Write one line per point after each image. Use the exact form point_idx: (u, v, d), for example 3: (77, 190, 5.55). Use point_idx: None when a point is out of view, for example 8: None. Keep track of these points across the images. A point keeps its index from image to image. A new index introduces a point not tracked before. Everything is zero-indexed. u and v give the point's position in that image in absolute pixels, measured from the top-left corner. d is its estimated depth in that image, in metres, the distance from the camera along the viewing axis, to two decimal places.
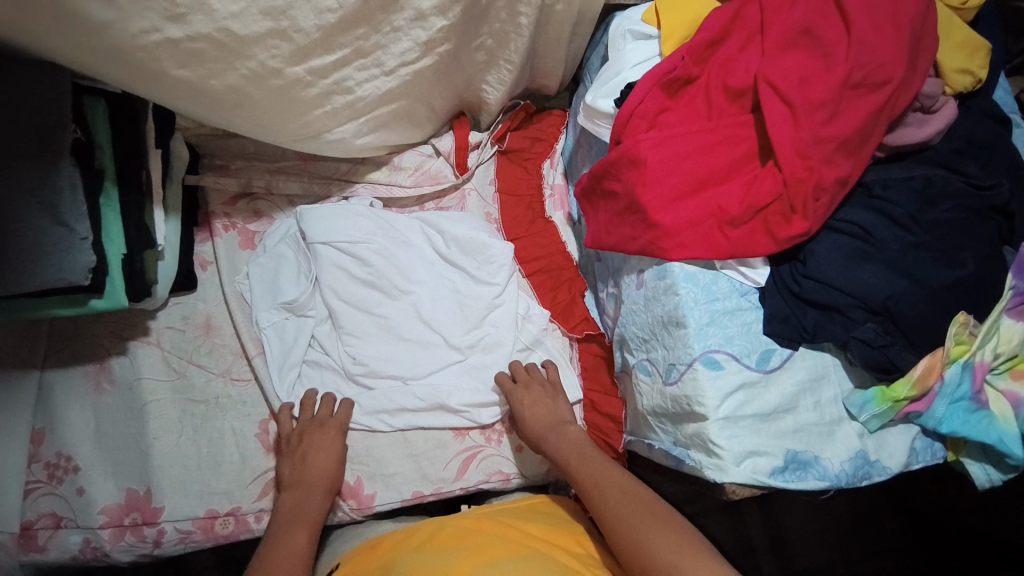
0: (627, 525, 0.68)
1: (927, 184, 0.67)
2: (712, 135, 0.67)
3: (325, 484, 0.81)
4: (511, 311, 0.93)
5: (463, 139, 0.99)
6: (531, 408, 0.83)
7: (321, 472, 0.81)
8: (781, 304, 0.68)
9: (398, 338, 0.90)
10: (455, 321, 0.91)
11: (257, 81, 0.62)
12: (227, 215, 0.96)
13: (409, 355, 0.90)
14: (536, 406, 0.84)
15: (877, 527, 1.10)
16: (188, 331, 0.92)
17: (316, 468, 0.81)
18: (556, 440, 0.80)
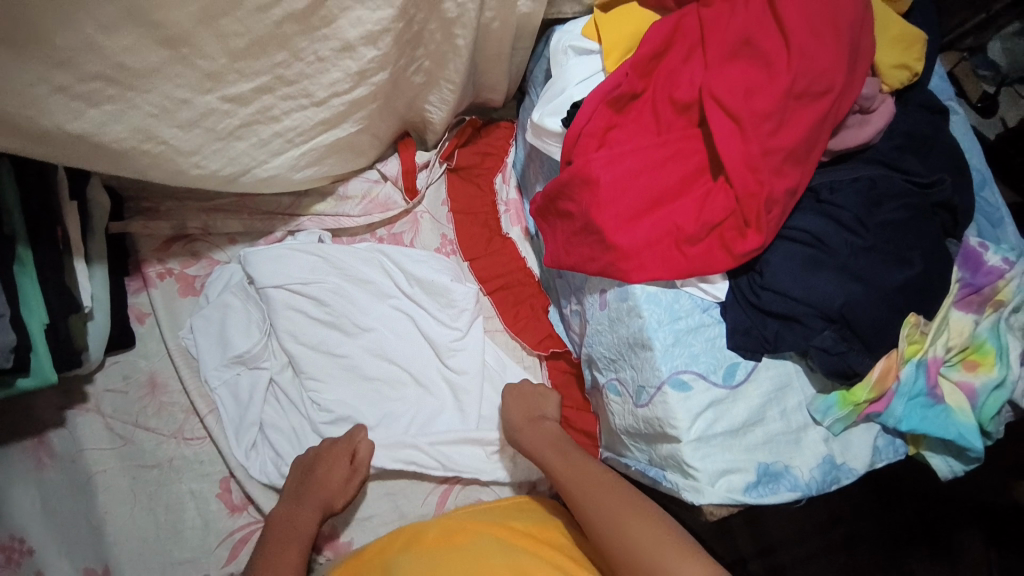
0: (597, 515, 0.67)
1: (871, 185, 0.68)
2: (661, 151, 0.66)
3: (323, 499, 0.76)
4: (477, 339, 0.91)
5: (409, 162, 0.94)
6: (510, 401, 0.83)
7: (324, 488, 0.76)
8: (742, 317, 0.67)
9: (360, 378, 0.87)
10: (418, 356, 0.89)
11: (166, 116, 0.56)
12: (161, 261, 0.90)
13: (375, 395, 0.87)
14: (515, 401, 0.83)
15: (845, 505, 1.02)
16: (131, 392, 0.86)
17: (318, 482, 0.76)
18: (533, 433, 0.79)
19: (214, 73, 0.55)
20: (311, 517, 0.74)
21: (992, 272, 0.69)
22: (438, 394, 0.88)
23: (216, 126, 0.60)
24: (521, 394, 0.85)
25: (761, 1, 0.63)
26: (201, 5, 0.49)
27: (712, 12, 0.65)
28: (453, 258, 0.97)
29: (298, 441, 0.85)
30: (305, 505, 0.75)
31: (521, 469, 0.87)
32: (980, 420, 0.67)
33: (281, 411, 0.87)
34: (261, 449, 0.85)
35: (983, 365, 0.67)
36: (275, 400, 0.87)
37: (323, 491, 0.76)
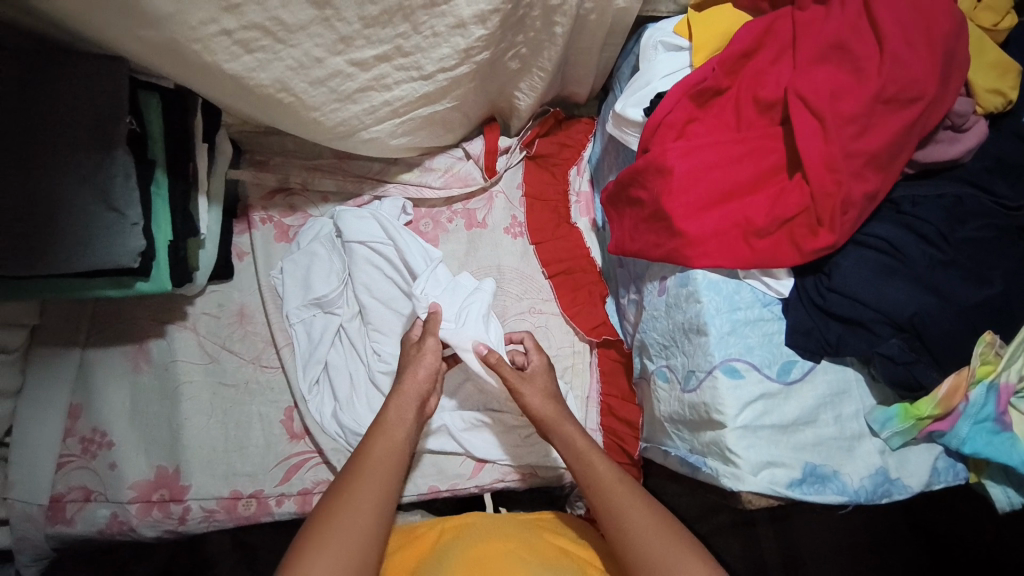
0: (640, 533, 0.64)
1: (957, 202, 0.67)
2: (740, 146, 0.68)
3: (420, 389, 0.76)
4: (529, 319, 0.96)
5: (493, 143, 1.01)
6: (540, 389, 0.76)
7: (420, 378, 0.77)
8: (804, 316, 0.68)
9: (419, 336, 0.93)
10: None
11: (301, 71, 0.64)
12: (265, 209, 1.01)
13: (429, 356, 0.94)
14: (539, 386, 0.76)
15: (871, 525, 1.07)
16: (222, 317, 0.96)
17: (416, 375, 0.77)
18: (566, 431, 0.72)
19: (346, 37, 0.63)
20: (412, 410, 0.74)
21: None
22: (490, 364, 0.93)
23: (339, 87, 0.68)
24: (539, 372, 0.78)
25: (857, 8, 0.65)
26: None
27: (807, 17, 0.67)
28: (520, 240, 1.01)
29: (356, 386, 0.92)
30: (402, 396, 0.75)
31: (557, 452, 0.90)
32: None
33: (345, 356, 0.94)
34: (323, 386, 0.93)
35: None
36: (342, 345, 0.95)
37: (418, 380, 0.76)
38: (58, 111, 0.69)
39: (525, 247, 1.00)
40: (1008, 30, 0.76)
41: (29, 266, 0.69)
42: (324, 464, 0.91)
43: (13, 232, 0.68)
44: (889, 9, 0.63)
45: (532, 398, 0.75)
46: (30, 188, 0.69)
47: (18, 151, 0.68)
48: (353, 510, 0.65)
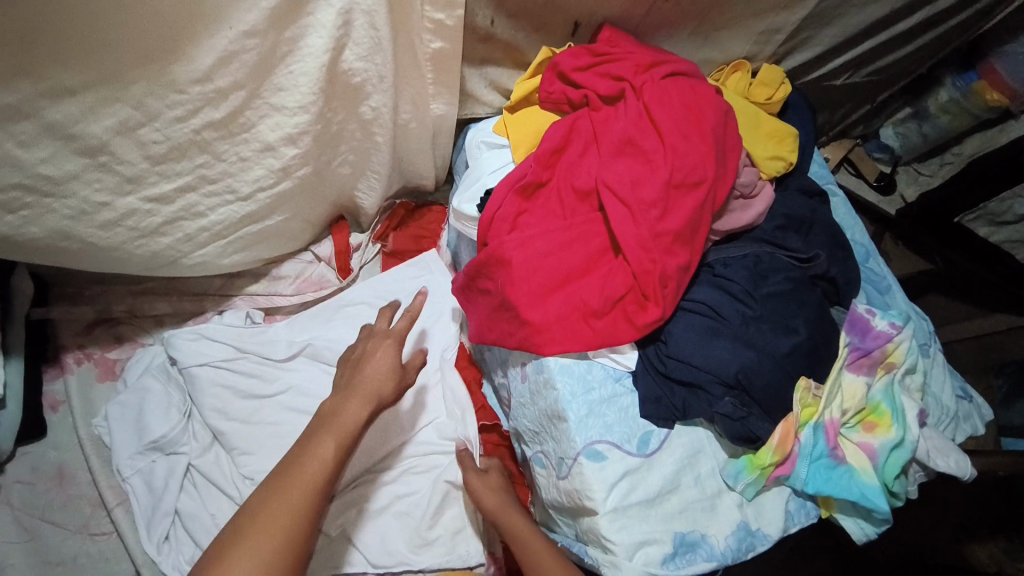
0: None
1: (757, 262, 0.76)
2: (567, 233, 0.72)
3: (373, 390, 0.66)
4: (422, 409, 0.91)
5: (343, 243, 0.99)
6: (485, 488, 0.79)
7: (372, 379, 0.67)
8: (652, 386, 0.71)
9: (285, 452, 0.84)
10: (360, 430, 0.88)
11: (84, 218, 0.59)
12: (82, 346, 0.89)
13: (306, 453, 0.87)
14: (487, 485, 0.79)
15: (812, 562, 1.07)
16: (39, 483, 0.81)
17: (367, 376, 0.67)
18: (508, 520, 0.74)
19: (133, 176, 0.58)
20: (362, 411, 0.64)
21: (880, 336, 0.75)
22: (379, 464, 0.87)
23: (139, 225, 0.63)
24: (491, 480, 0.80)
25: (638, 106, 0.72)
26: (118, 119, 0.53)
27: (601, 116, 0.74)
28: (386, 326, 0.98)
29: (222, 527, 0.81)
30: (355, 399, 0.65)
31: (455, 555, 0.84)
32: (885, 480, 0.69)
33: (203, 491, 0.84)
34: (176, 541, 0.81)
35: (881, 426, 0.70)
36: (192, 489, 0.84)
37: (365, 385, 0.66)
38: None
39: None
40: (784, 98, 0.89)
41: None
42: None
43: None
44: (663, 105, 0.71)
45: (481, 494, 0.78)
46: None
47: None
48: (264, 533, 0.54)
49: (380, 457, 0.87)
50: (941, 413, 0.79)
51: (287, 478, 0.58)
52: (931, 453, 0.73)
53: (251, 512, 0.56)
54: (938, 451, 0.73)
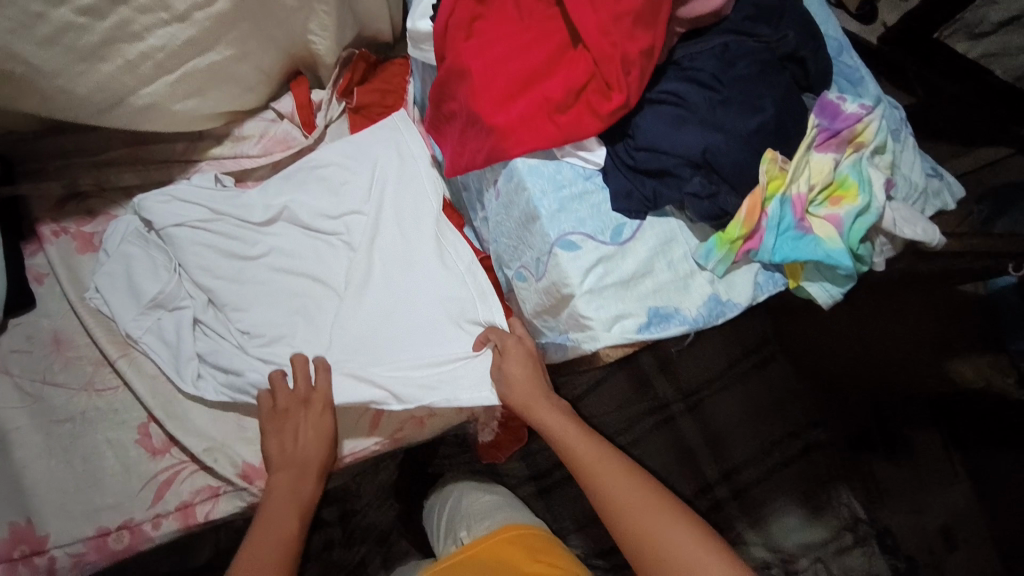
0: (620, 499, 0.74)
1: (725, 49, 0.74)
2: (527, 33, 0.70)
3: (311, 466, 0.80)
4: (418, 249, 0.93)
5: (303, 97, 0.95)
6: (514, 374, 0.82)
7: (303, 455, 0.80)
8: (623, 180, 0.71)
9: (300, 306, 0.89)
10: (357, 273, 0.91)
11: (22, 32, 0.57)
12: (57, 220, 0.88)
13: (302, 307, 0.90)
14: (515, 371, 0.82)
15: (795, 401, 1.32)
16: (36, 350, 0.84)
17: (304, 451, 0.80)
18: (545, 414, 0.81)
19: None
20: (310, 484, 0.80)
21: (849, 117, 0.74)
22: (379, 299, 0.90)
23: (76, 44, 0.61)
24: (516, 374, 0.82)
25: None
26: None
27: None
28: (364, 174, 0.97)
29: (238, 361, 0.85)
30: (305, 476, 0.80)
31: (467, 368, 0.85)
32: (850, 245, 0.70)
33: (211, 340, 0.87)
34: (207, 377, 0.85)
35: (846, 198, 0.72)
36: (203, 337, 0.87)
37: (309, 459, 0.80)
38: None
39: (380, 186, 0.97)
40: None
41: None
42: (202, 470, 0.83)
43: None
44: None
45: (507, 386, 0.83)
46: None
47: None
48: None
49: (377, 295, 0.90)
50: (910, 190, 0.81)
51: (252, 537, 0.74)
52: (898, 223, 0.73)
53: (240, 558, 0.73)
54: (907, 220, 0.74)
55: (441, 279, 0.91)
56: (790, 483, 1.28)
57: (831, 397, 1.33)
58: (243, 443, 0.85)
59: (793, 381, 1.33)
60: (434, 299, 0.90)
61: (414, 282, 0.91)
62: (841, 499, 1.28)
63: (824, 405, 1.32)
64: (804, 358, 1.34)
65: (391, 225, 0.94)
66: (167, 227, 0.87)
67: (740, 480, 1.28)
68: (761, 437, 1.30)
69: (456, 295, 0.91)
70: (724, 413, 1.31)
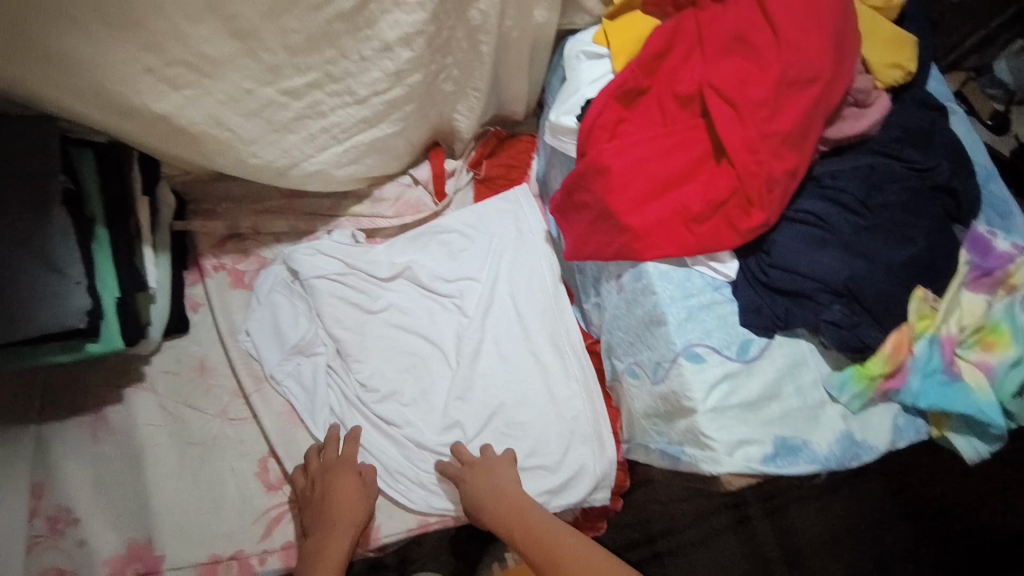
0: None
1: (872, 171, 0.71)
2: (668, 140, 0.72)
3: (350, 520, 0.85)
4: (528, 332, 1.01)
5: (439, 167, 1.03)
6: (472, 476, 0.89)
7: (347, 510, 0.85)
8: (753, 295, 0.70)
9: (422, 368, 0.98)
10: (469, 341, 1.00)
11: (232, 104, 0.65)
12: (216, 256, 1.01)
13: (415, 363, 0.99)
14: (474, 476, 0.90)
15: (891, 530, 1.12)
16: (183, 373, 0.96)
17: (337, 507, 0.85)
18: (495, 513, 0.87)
19: (275, 67, 0.64)
20: (346, 539, 0.83)
21: (1003, 256, 0.70)
22: (489, 371, 0.98)
23: (272, 117, 0.69)
24: (475, 470, 0.90)
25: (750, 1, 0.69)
26: (267, 5, 0.57)
27: (708, 16, 0.71)
28: (484, 245, 1.04)
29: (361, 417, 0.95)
30: (341, 528, 0.84)
31: (572, 459, 0.96)
32: (1000, 399, 0.66)
33: (342, 386, 0.97)
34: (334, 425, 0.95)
35: (1000, 346, 0.66)
36: (331, 384, 0.97)
37: (347, 516, 0.85)
38: None
39: (498, 256, 1.04)
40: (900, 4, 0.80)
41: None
42: None
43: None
44: None
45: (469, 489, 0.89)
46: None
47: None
48: None
49: (479, 367, 0.98)
50: None
51: None
52: None
53: None
54: None
55: (544, 363, 0.99)
56: None
57: (938, 532, 1.11)
58: None
59: (884, 501, 1.13)
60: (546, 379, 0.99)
61: (530, 363, 1.00)
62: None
63: (925, 537, 1.11)
64: (902, 477, 1.15)
65: (508, 302, 1.02)
66: (314, 279, 0.97)
67: None
68: (842, 560, 1.11)
69: (564, 382, 0.99)
70: (806, 524, 1.13)
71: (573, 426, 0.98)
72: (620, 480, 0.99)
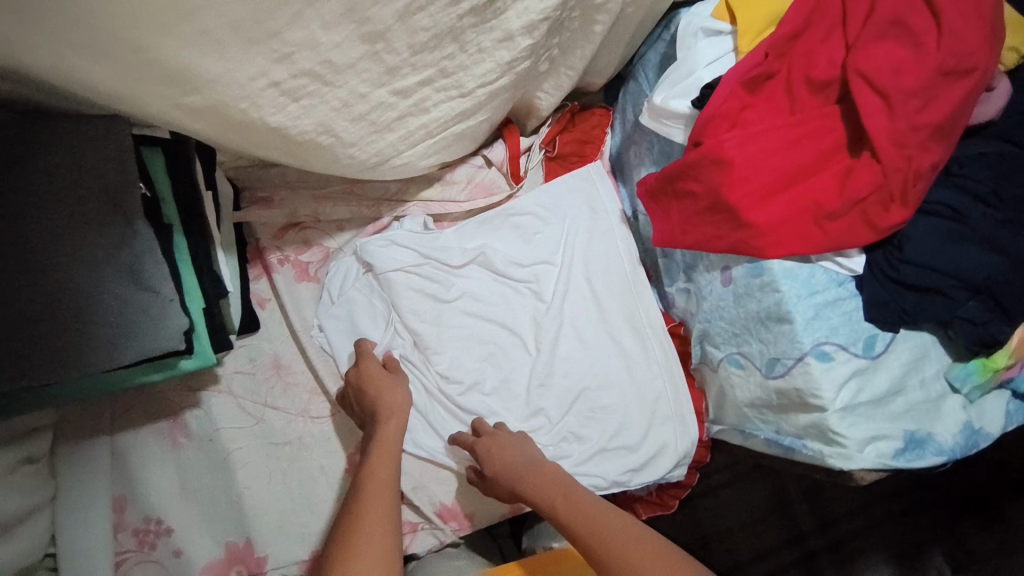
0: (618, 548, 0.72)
1: (1000, 159, 0.69)
2: (798, 129, 0.68)
3: (394, 407, 0.83)
4: (608, 318, 0.98)
5: (515, 146, 0.99)
6: (499, 454, 0.84)
7: (389, 397, 0.84)
8: (879, 290, 0.69)
9: (498, 357, 0.94)
10: (546, 326, 0.96)
11: (343, 110, 0.58)
12: (280, 248, 0.96)
13: (494, 352, 0.95)
14: (507, 452, 0.84)
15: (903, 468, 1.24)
16: (258, 373, 0.92)
17: (382, 396, 0.84)
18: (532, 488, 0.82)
19: (393, 67, 0.57)
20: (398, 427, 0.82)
21: None
22: (570, 357, 0.96)
23: (378, 119, 0.63)
24: (502, 445, 0.85)
25: None
26: (405, 2, 0.51)
27: None
28: (557, 225, 1.00)
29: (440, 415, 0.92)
30: (393, 416, 0.83)
31: (657, 435, 0.95)
32: None
33: (421, 370, 0.93)
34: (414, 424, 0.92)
35: None
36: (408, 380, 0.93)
37: (391, 398, 0.84)
38: (50, 180, 0.61)
39: (571, 238, 0.99)
40: None
41: (38, 381, 0.60)
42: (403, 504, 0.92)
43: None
44: None
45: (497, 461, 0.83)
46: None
47: None
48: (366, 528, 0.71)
49: (564, 357, 0.95)
50: None
51: (364, 488, 0.75)
52: None
53: (360, 503, 0.74)
54: None
55: (622, 346, 0.97)
56: (882, 543, 1.22)
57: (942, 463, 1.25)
58: (439, 484, 0.92)
59: None
60: (629, 362, 0.96)
61: (611, 348, 0.97)
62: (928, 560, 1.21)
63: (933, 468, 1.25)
64: None
65: (587, 288, 0.99)
66: (391, 275, 0.92)
67: (835, 532, 1.23)
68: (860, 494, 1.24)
69: (643, 363, 0.97)
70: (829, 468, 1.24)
71: (656, 410, 0.95)
72: (699, 457, 1.01)
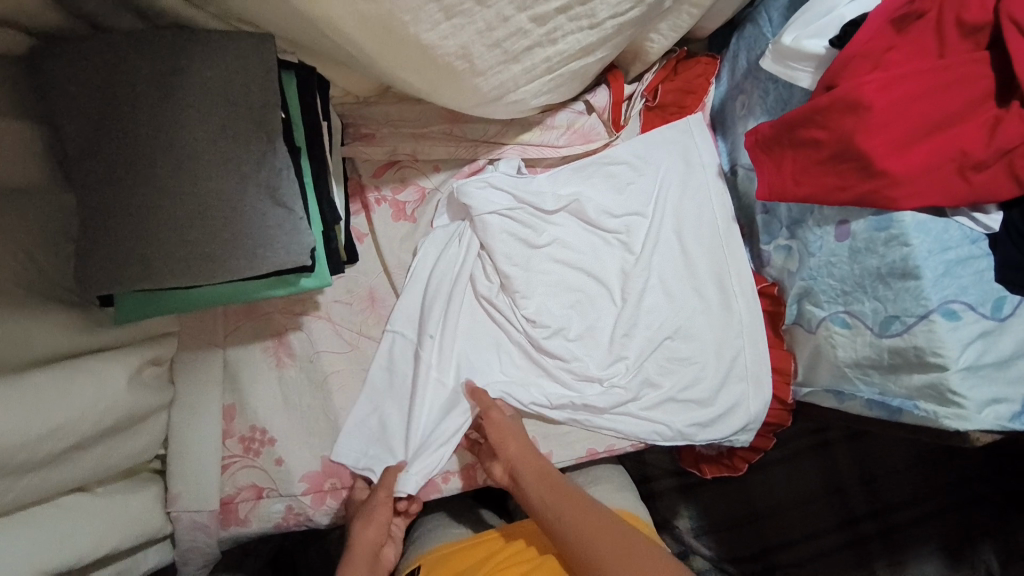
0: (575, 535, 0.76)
1: None
2: (948, 73, 0.64)
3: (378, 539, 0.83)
4: (692, 274, 0.97)
5: (620, 93, 0.98)
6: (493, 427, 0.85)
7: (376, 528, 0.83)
8: (1014, 251, 0.66)
9: (587, 304, 0.95)
10: (631, 278, 0.96)
11: (485, 33, 0.60)
12: (378, 187, 0.98)
13: (581, 297, 0.96)
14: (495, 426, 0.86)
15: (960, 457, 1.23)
16: (354, 303, 0.96)
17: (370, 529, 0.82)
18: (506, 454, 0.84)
19: None
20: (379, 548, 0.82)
21: None
22: (655, 309, 0.96)
23: (512, 47, 0.63)
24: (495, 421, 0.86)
25: None
26: None
27: None
28: (649, 178, 0.99)
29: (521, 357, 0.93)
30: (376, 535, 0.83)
31: (731, 394, 0.94)
32: None
33: (429, 412, 0.89)
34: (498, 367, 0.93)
35: None
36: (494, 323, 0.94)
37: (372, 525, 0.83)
38: (202, 95, 0.65)
39: (664, 189, 0.98)
40: None
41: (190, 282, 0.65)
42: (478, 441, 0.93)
43: (116, 257, 0.64)
44: None
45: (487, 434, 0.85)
46: (124, 216, 0.64)
47: (135, 164, 0.63)
48: None
49: (649, 308, 0.95)
50: None
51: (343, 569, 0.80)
52: None
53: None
54: None
55: (706, 302, 0.96)
56: (938, 532, 1.19)
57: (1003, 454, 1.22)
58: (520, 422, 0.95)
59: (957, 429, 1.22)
60: (713, 317, 0.96)
61: (693, 303, 0.96)
62: (982, 555, 1.17)
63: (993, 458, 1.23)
64: None
65: (676, 241, 0.98)
66: (486, 218, 0.92)
67: (890, 518, 1.21)
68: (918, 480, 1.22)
69: (727, 323, 0.96)
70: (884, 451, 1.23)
71: (735, 363, 0.95)
72: (778, 420, 0.98)
